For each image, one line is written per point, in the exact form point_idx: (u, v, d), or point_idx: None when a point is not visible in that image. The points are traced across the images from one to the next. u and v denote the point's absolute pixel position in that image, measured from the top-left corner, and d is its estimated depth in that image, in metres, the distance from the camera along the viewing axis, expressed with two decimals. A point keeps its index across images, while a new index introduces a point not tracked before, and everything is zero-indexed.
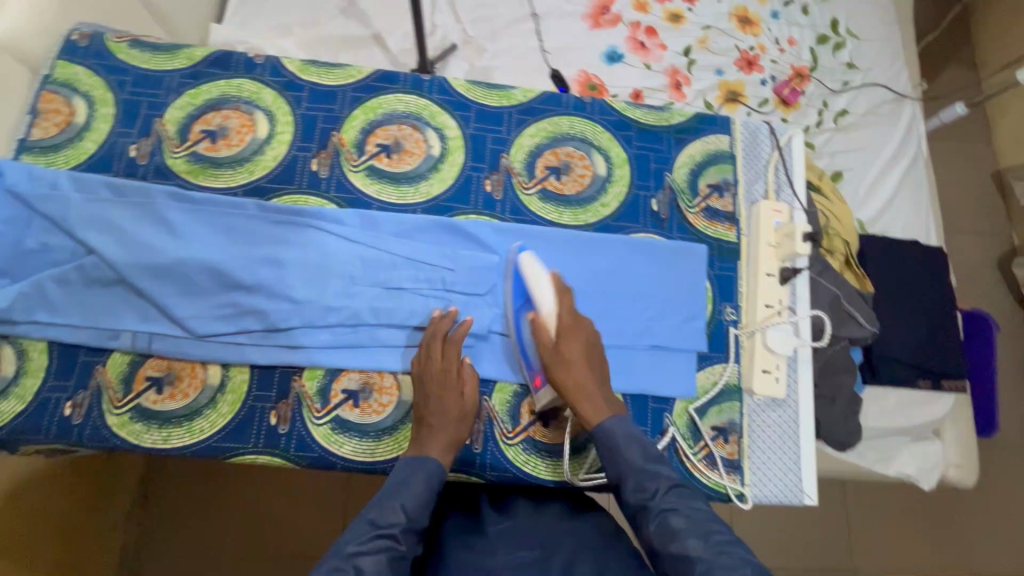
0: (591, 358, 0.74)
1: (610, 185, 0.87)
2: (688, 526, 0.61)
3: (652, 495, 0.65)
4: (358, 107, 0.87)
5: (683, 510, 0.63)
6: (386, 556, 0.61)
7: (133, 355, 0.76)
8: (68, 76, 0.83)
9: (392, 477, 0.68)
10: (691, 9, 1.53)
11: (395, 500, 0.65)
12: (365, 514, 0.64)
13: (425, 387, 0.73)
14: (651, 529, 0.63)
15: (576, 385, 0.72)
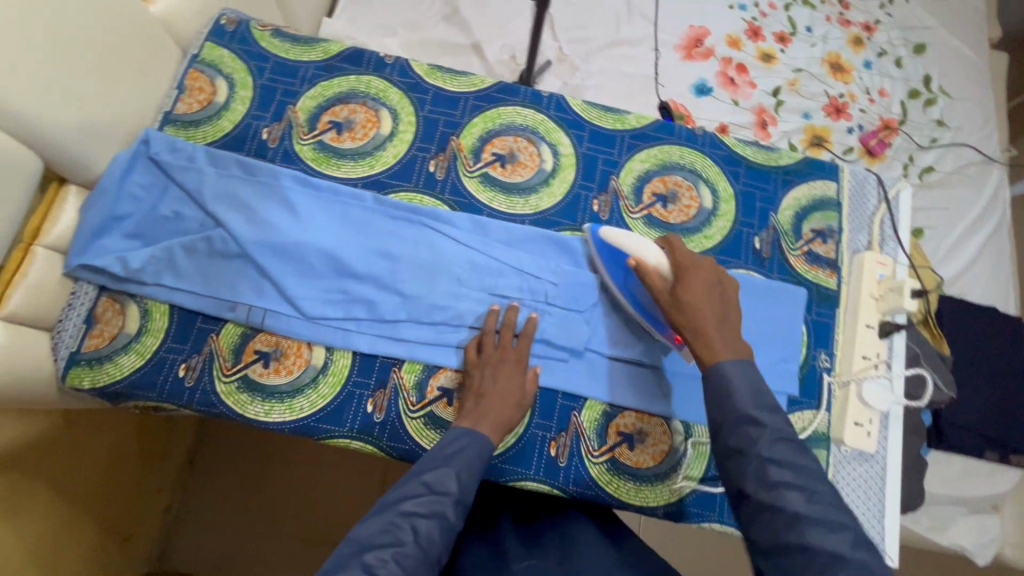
0: (719, 295, 0.70)
1: (715, 218, 0.88)
2: (789, 480, 0.55)
3: (755, 438, 0.58)
4: (478, 115, 0.89)
5: (789, 463, 0.56)
6: (436, 521, 0.61)
7: (245, 328, 0.79)
8: (213, 58, 0.88)
9: (443, 440, 0.69)
10: (785, 51, 1.53)
11: (449, 467, 0.65)
12: (421, 474, 0.64)
13: (489, 366, 0.75)
14: (744, 476, 0.57)
15: (703, 321, 0.67)
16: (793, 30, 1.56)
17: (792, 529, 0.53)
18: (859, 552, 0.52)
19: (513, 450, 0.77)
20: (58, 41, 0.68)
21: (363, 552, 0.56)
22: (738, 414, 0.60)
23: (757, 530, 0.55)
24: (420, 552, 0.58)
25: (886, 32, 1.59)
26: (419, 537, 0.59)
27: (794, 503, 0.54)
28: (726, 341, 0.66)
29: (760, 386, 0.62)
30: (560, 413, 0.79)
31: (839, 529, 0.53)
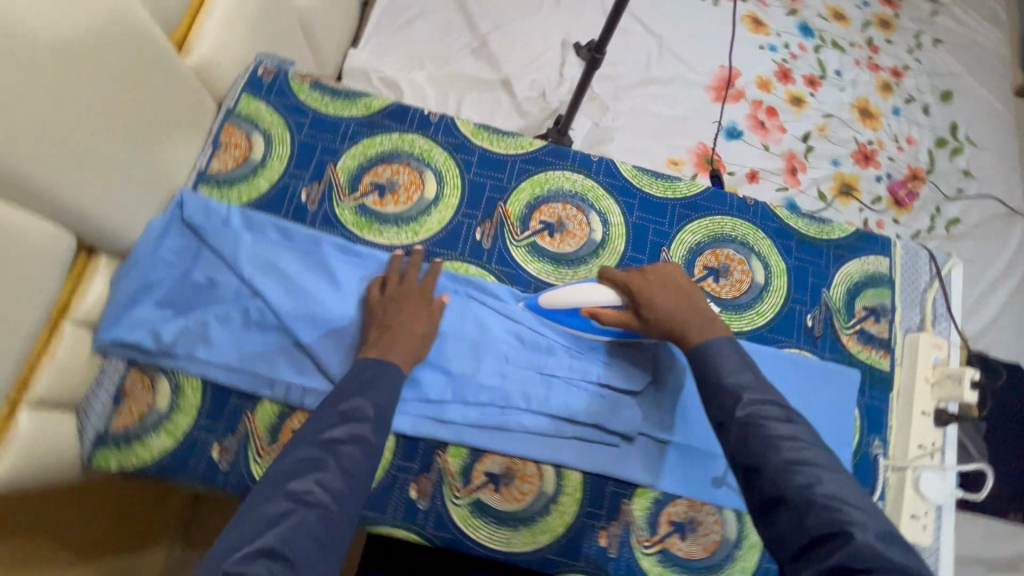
0: (677, 290, 0.73)
1: (767, 294, 0.85)
2: (776, 436, 0.57)
3: (732, 408, 0.60)
4: (526, 180, 0.86)
5: (771, 420, 0.58)
6: (358, 445, 0.59)
7: (282, 406, 0.75)
8: (251, 111, 0.84)
9: (348, 378, 0.66)
10: (815, 94, 1.51)
11: (366, 395, 0.64)
12: (338, 404, 0.62)
13: (395, 301, 0.75)
14: (731, 439, 0.59)
15: (671, 326, 0.71)
16: (823, 73, 1.54)
17: (776, 483, 0.54)
18: (852, 507, 0.52)
19: (562, 539, 0.74)
20: (95, 112, 0.63)
21: (288, 481, 0.55)
22: (723, 385, 0.62)
23: (754, 492, 0.56)
24: (345, 477, 0.56)
25: (915, 78, 1.57)
26: (344, 464, 0.57)
27: (779, 457, 0.55)
28: (702, 329, 0.69)
29: (734, 358, 0.65)
30: (610, 500, 0.76)
31: (824, 481, 0.53)
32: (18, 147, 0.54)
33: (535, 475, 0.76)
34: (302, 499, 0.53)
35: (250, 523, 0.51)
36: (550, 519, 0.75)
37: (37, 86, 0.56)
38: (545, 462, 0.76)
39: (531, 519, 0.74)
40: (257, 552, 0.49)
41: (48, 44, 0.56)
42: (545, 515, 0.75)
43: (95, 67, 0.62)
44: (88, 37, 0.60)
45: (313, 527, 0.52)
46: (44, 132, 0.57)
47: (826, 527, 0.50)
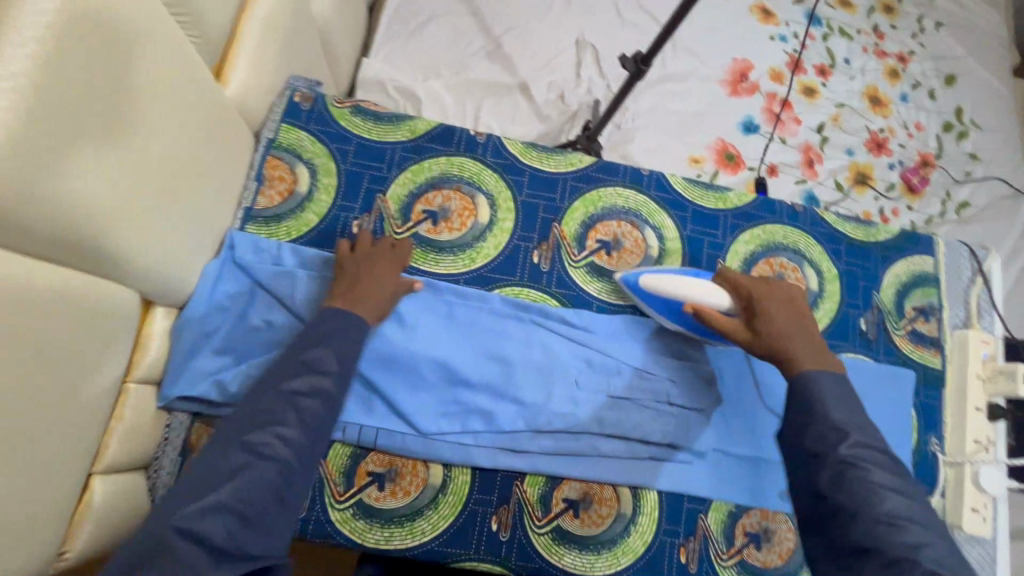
0: (793, 312, 0.73)
1: (821, 300, 0.86)
2: (878, 485, 0.57)
3: (834, 444, 0.60)
4: (579, 199, 0.85)
5: (877, 469, 0.58)
6: (318, 398, 0.61)
7: (354, 448, 0.73)
8: (292, 142, 0.81)
9: (307, 329, 0.67)
10: (826, 84, 1.52)
11: (329, 347, 0.64)
12: (297, 355, 0.64)
13: (364, 255, 0.74)
14: (826, 476, 0.59)
15: (779, 344, 0.70)
16: (832, 62, 1.54)
17: (874, 532, 0.54)
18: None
19: (644, 559, 0.75)
20: (157, 159, 0.58)
21: (247, 433, 0.58)
22: (828, 422, 0.61)
23: (843, 532, 0.56)
24: (305, 431, 0.59)
25: (920, 63, 1.59)
26: (304, 418, 0.60)
27: (880, 508, 0.55)
28: (814, 356, 0.68)
29: (842, 400, 0.64)
30: (687, 517, 0.77)
31: (926, 544, 0.53)
32: (92, 212, 0.50)
33: (612, 498, 0.76)
34: (259, 452, 0.56)
35: (210, 476, 0.55)
36: (631, 541, 0.75)
37: (107, 145, 0.51)
38: (621, 484, 0.77)
39: (612, 542, 0.75)
40: (214, 504, 0.52)
41: (115, 94, 0.51)
42: (625, 537, 0.75)
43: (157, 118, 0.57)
44: (148, 78, 0.55)
45: (269, 479, 0.55)
46: (115, 195, 0.52)
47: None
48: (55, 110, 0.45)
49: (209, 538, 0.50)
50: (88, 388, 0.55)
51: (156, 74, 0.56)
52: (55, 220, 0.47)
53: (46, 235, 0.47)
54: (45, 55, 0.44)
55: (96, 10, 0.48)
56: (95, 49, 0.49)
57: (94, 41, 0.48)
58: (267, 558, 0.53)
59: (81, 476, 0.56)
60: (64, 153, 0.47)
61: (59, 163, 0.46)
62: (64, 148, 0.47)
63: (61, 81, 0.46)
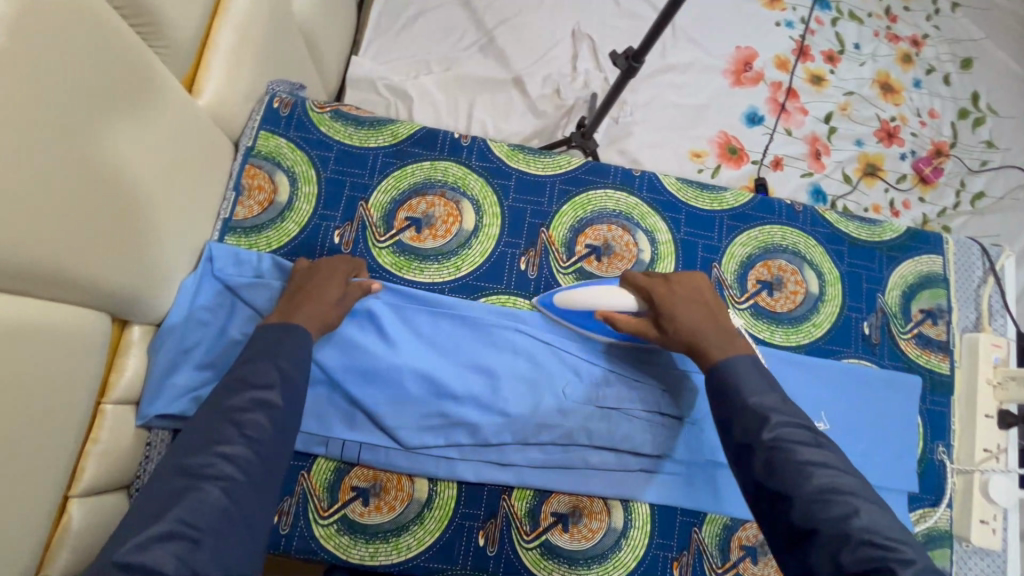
0: (700, 301, 0.73)
1: (822, 304, 0.82)
2: (804, 461, 0.55)
3: (757, 431, 0.59)
4: (567, 202, 0.82)
5: (801, 445, 0.57)
6: (263, 413, 0.58)
7: (338, 463, 0.72)
8: (271, 149, 0.79)
9: (253, 342, 0.64)
10: (834, 71, 1.46)
11: (270, 360, 0.62)
12: (237, 372, 0.61)
13: (318, 267, 0.72)
14: (758, 467, 0.57)
15: (693, 336, 0.69)
16: (841, 48, 1.48)
17: (808, 511, 0.52)
18: (893, 541, 0.49)
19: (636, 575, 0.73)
20: (121, 178, 0.56)
21: (188, 458, 0.53)
22: (749, 408, 0.61)
23: (783, 520, 0.54)
24: (254, 448, 0.56)
25: (934, 47, 1.51)
26: (251, 433, 0.56)
27: (809, 485, 0.53)
28: (721, 345, 0.68)
29: (759, 380, 0.63)
30: (680, 530, 0.75)
31: (861, 512, 0.51)
32: (58, 237, 0.49)
33: (603, 512, 0.74)
34: (204, 474, 0.52)
35: (151, 507, 0.50)
36: (622, 556, 0.73)
37: (71, 167, 0.50)
38: (612, 497, 0.74)
39: (603, 556, 0.73)
40: (159, 533, 0.47)
41: (70, 115, 0.49)
42: (616, 553, 0.73)
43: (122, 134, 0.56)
44: (107, 95, 0.53)
45: (219, 500, 0.51)
46: (80, 216, 0.51)
47: (862, 564, 0.47)
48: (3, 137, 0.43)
49: (156, 570, 0.45)
50: (57, 417, 0.53)
51: (115, 90, 0.54)
52: (21, 247, 0.46)
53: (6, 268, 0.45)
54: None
55: (38, 25, 0.46)
56: (49, 68, 0.47)
57: (39, 58, 0.46)
58: None
59: (56, 503, 0.55)
60: (16, 182, 0.45)
61: (22, 188, 0.45)
62: (18, 175, 0.45)
63: (13, 104, 0.44)
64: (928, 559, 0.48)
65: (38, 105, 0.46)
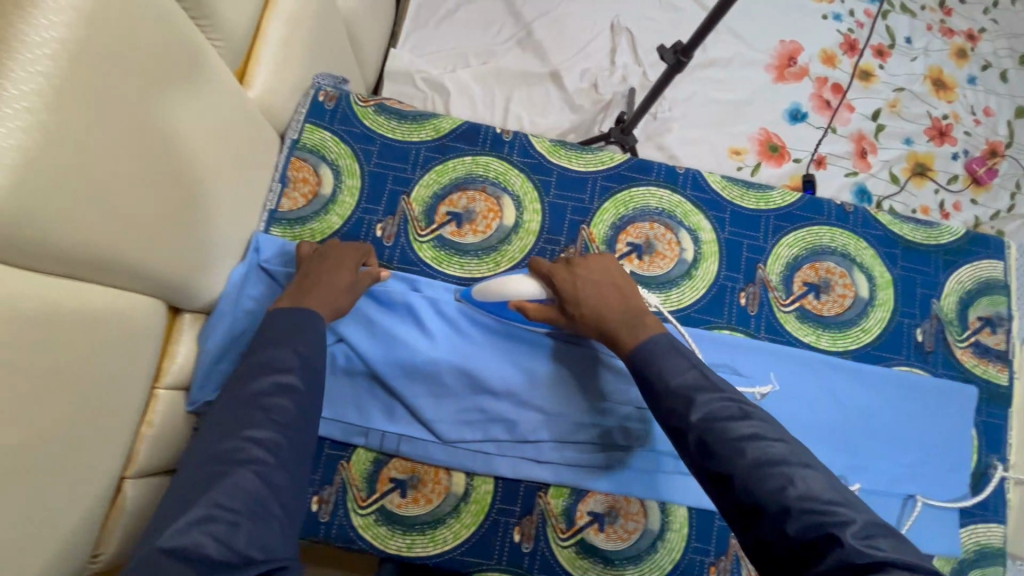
0: (608, 283, 0.72)
1: (873, 308, 0.79)
2: (737, 437, 0.56)
3: (686, 414, 0.60)
4: (609, 199, 0.81)
5: (729, 420, 0.58)
6: (286, 398, 0.60)
7: (376, 454, 0.73)
8: (316, 142, 0.79)
9: (266, 328, 0.65)
10: (883, 67, 1.40)
11: (288, 347, 0.63)
12: (258, 359, 0.62)
13: (321, 254, 0.72)
14: (695, 449, 0.59)
15: (602, 321, 0.70)
16: (892, 42, 1.42)
17: (750, 490, 0.53)
18: (832, 503, 0.50)
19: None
20: (180, 169, 0.57)
21: (217, 446, 0.55)
22: (675, 393, 0.62)
23: (729, 499, 0.55)
24: (282, 432, 0.58)
25: (992, 42, 1.44)
26: (277, 419, 0.58)
27: (745, 461, 0.54)
28: (633, 331, 0.69)
29: (677, 360, 0.64)
30: (718, 535, 0.73)
31: (796, 481, 0.52)
32: (127, 227, 0.50)
33: (639, 513, 0.73)
34: (237, 458, 0.55)
35: (186, 497, 0.52)
36: (657, 559, 0.72)
37: (140, 158, 0.51)
38: (649, 499, 0.74)
39: (639, 558, 0.72)
40: (198, 518, 0.49)
41: (140, 107, 0.50)
42: (652, 555, 0.72)
43: (186, 127, 0.57)
44: (172, 88, 0.54)
45: (254, 485, 0.53)
46: (145, 205, 0.52)
47: (807, 534, 0.49)
48: (81, 127, 0.44)
49: (196, 552, 0.47)
50: (115, 402, 0.55)
51: (179, 83, 0.55)
52: (94, 236, 0.47)
53: (76, 258, 0.46)
54: (68, 68, 0.42)
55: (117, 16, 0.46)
56: (124, 61, 0.47)
57: (117, 48, 0.46)
58: (269, 560, 0.49)
59: (113, 486, 0.56)
60: (98, 172, 0.46)
61: (99, 178, 0.46)
62: (91, 165, 0.45)
63: (92, 97, 0.44)
64: (873, 515, 0.50)
65: (114, 97, 0.47)
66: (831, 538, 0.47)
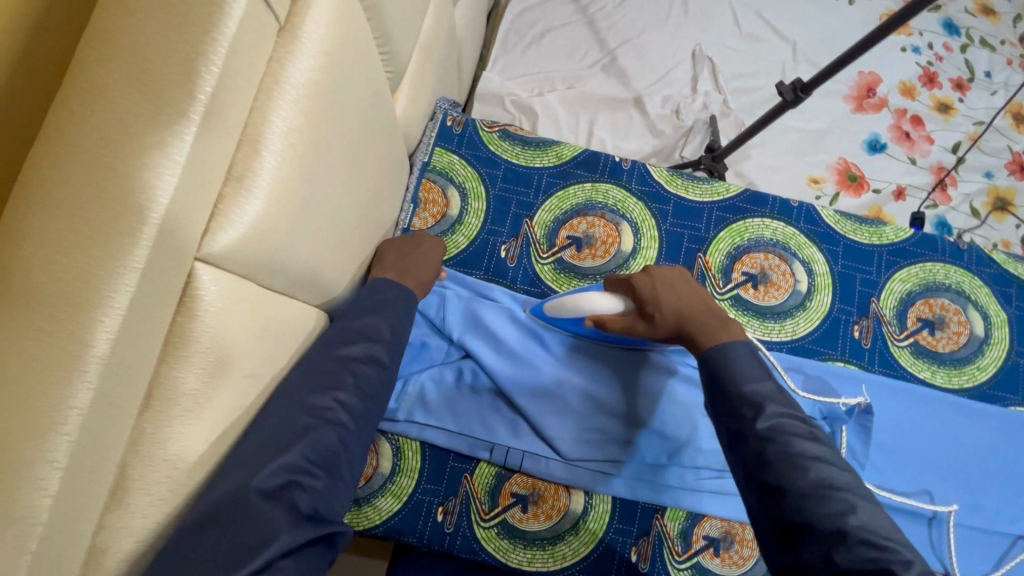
0: (686, 287, 0.70)
1: (988, 346, 0.80)
2: (804, 454, 0.51)
3: (753, 421, 0.55)
4: (724, 229, 0.83)
5: (796, 435, 0.53)
6: (373, 365, 0.56)
7: (498, 468, 0.75)
8: (444, 165, 0.84)
9: (359, 296, 0.61)
10: (963, 100, 1.41)
11: (376, 313, 0.59)
12: (350, 321, 0.57)
13: (410, 238, 0.71)
14: (752, 456, 0.53)
15: (681, 324, 0.67)
16: (971, 76, 1.43)
17: (802, 506, 0.49)
18: (891, 540, 0.46)
19: None
20: (361, 195, 0.60)
21: (308, 393, 0.50)
22: (742, 398, 0.56)
23: (773, 512, 0.50)
24: (362, 398, 0.54)
25: None
26: (362, 384, 0.54)
27: (805, 479, 0.50)
28: (714, 331, 0.64)
29: (754, 370, 0.59)
30: None
31: (858, 509, 0.48)
32: (328, 251, 0.54)
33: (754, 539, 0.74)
34: (323, 417, 0.50)
35: (273, 435, 0.46)
36: None
37: (342, 186, 0.54)
38: None
39: None
40: (284, 466, 0.45)
41: (348, 141, 0.53)
42: None
43: (369, 155, 0.60)
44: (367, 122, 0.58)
45: (335, 446, 0.50)
46: (339, 229, 0.56)
47: (861, 566, 0.44)
48: (316, 161, 0.47)
49: (270, 521, 0.43)
50: None
51: (371, 116, 0.58)
52: (311, 259, 0.50)
53: (295, 280, 0.49)
54: (315, 107, 0.45)
55: (348, 55, 0.49)
56: (345, 97, 0.51)
57: (343, 88, 0.50)
58: (332, 529, 0.46)
59: None
60: (319, 201, 0.49)
61: (317, 207, 0.49)
62: (316, 197, 0.49)
63: (323, 133, 0.48)
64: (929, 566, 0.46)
65: (336, 133, 0.50)
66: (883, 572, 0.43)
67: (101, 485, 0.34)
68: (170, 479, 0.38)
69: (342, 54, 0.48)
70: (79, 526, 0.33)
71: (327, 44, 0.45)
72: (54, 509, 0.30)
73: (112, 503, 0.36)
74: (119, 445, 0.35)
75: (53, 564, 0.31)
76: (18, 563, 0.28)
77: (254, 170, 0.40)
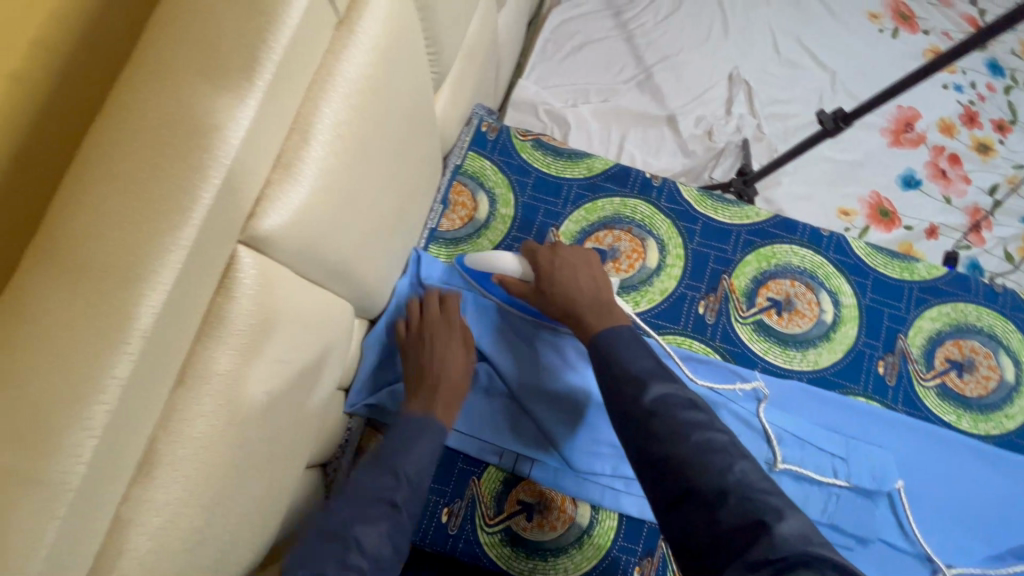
0: (587, 273, 0.72)
1: (1018, 395, 0.78)
2: (684, 422, 0.52)
3: (637, 396, 0.55)
4: (751, 253, 0.83)
5: (673, 405, 0.54)
6: (392, 502, 0.60)
7: (507, 474, 0.75)
8: (476, 169, 0.85)
9: (390, 430, 0.67)
10: (1003, 142, 1.38)
11: (394, 461, 0.63)
12: (364, 484, 0.61)
13: (433, 333, 0.72)
14: (639, 433, 0.54)
15: (571, 304, 0.68)
16: (1014, 117, 1.40)
17: (683, 472, 0.49)
18: (767, 494, 0.47)
19: None
20: (398, 191, 0.61)
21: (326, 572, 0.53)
22: (630, 375, 0.57)
23: (661, 484, 0.51)
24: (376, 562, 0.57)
25: None
26: (378, 542, 0.57)
27: (688, 446, 0.50)
28: (601, 317, 0.66)
29: (638, 348, 0.60)
30: None
31: (735, 468, 0.49)
32: (361, 244, 0.55)
33: None
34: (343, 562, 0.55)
35: None
36: None
37: (382, 182, 0.55)
38: None
39: None
40: None
41: (391, 138, 0.54)
42: None
43: (410, 152, 0.61)
44: (410, 120, 0.59)
45: None
46: (374, 223, 0.56)
47: (737, 521, 0.45)
48: (360, 157, 0.48)
49: None
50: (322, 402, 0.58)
51: (414, 115, 0.59)
52: (345, 251, 0.51)
53: (329, 269, 0.50)
54: (364, 103, 0.46)
55: (399, 54, 0.51)
56: (393, 96, 0.52)
57: (392, 87, 0.51)
58: None
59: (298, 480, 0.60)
60: (359, 195, 0.50)
61: (358, 200, 0.51)
62: (357, 190, 0.50)
63: (370, 129, 0.49)
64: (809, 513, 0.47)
65: (381, 130, 0.51)
66: (760, 525, 0.44)
67: (130, 455, 0.34)
68: (198, 458, 0.38)
69: (392, 52, 0.49)
70: (106, 494, 0.33)
71: (380, 42, 0.46)
72: (86, 475, 0.30)
73: (140, 475, 0.36)
74: (152, 417, 0.35)
75: (81, 528, 0.31)
76: (47, 526, 0.29)
77: (303, 160, 0.42)
